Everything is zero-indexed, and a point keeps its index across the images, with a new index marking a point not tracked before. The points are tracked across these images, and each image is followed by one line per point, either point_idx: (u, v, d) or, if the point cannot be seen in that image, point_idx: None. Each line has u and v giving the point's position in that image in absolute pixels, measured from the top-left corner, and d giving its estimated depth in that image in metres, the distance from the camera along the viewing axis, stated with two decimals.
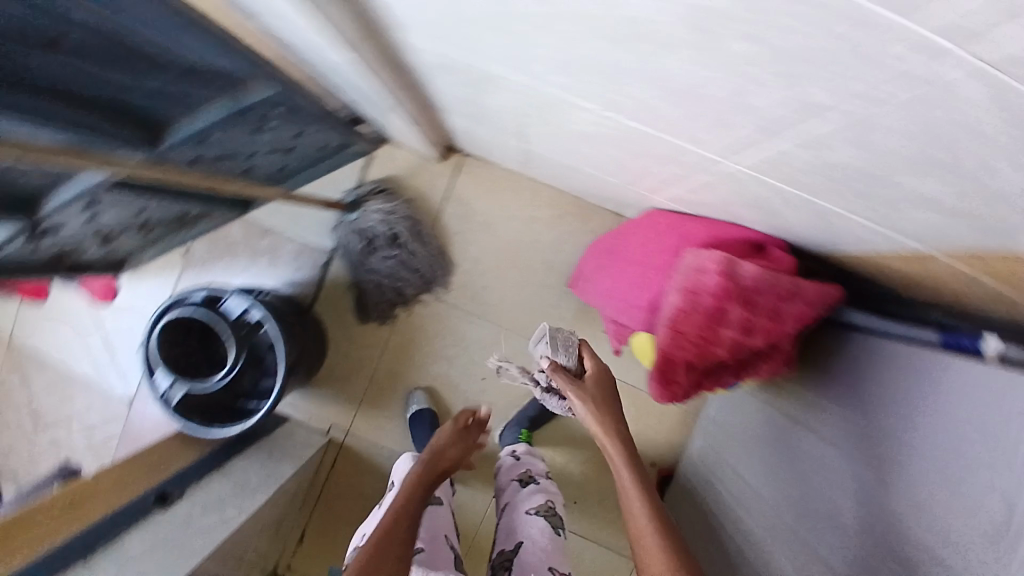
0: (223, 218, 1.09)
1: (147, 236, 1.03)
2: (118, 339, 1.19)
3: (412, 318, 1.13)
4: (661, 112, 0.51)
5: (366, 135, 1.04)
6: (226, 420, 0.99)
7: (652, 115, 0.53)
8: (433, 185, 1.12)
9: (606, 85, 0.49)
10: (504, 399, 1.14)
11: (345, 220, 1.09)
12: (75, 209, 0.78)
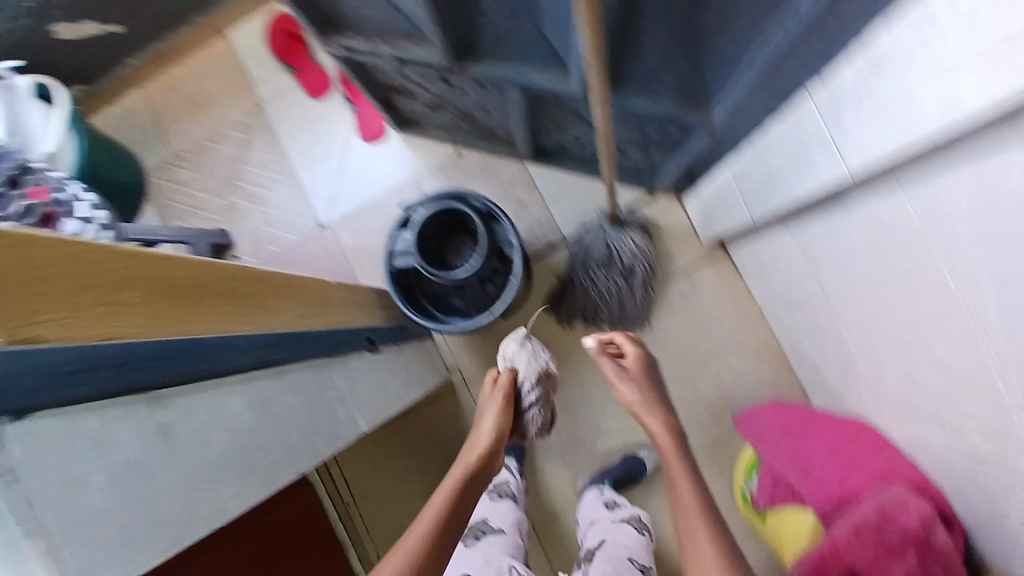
0: (506, 149, 1.18)
1: (456, 124, 1.12)
2: (351, 171, 1.28)
3: (583, 336, 1.20)
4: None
5: (674, 186, 1.12)
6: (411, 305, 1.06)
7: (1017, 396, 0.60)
8: (681, 258, 1.19)
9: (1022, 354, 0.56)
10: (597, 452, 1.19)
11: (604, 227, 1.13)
12: (471, 82, 0.88)
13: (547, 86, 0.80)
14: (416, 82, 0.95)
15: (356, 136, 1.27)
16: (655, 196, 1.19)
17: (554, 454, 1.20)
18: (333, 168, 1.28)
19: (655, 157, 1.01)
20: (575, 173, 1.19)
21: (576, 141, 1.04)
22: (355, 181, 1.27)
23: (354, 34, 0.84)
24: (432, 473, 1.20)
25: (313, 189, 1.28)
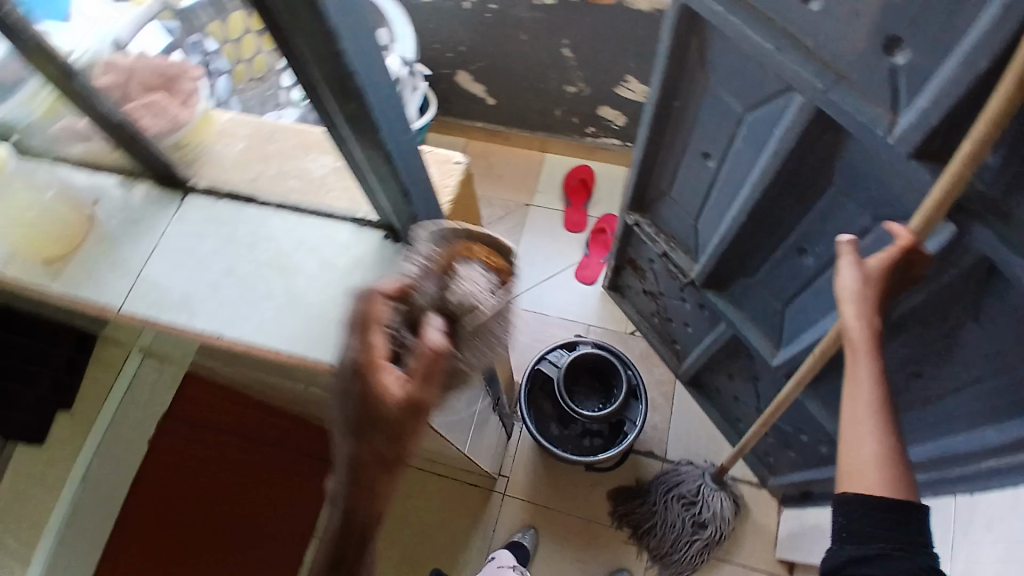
0: (671, 361, 1.34)
1: (655, 315, 1.31)
2: (549, 285, 1.48)
3: (620, 540, 1.23)
4: None
5: (785, 491, 1.19)
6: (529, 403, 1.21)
7: None
8: (747, 553, 1.21)
9: None
10: None
11: (706, 472, 1.20)
12: (699, 301, 1.07)
13: (754, 345, 0.96)
14: (657, 273, 1.18)
15: (573, 268, 1.49)
16: (760, 487, 1.26)
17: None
18: (540, 274, 1.49)
19: (792, 453, 1.10)
20: (711, 414, 1.30)
21: (733, 396, 1.19)
22: (548, 293, 1.47)
23: (649, 220, 1.10)
24: (419, 539, 1.25)
25: (515, 276, 1.50)
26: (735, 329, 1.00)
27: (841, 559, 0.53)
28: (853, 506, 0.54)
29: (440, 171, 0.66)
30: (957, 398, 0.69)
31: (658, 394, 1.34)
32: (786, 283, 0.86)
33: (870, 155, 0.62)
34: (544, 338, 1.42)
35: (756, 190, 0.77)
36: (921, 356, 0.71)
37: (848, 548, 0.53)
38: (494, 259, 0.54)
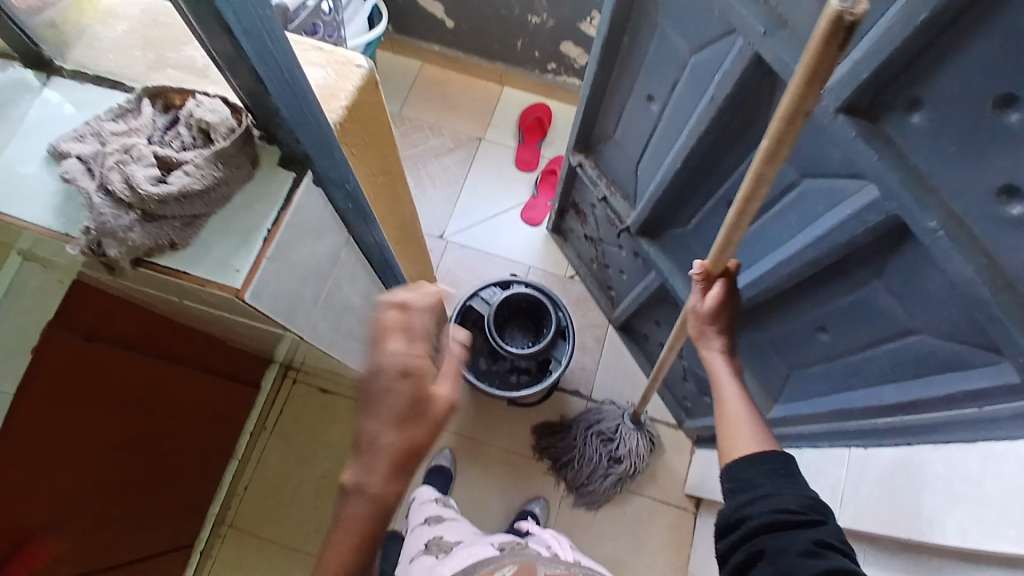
0: (605, 307, 1.36)
1: (592, 259, 1.32)
2: (492, 223, 1.45)
3: (540, 471, 1.28)
4: None
5: (698, 433, 1.26)
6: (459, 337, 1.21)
7: None
8: (658, 488, 1.29)
9: None
10: None
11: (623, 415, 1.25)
12: (632, 247, 1.07)
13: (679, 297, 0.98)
14: (597, 218, 1.17)
15: (518, 208, 1.47)
16: (677, 429, 1.33)
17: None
18: (484, 211, 1.46)
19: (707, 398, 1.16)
20: (638, 360, 1.34)
21: (659, 343, 1.23)
22: (489, 231, 1.44)
23: (592, 162, 1.07)
24: (340, 463, 1.26)
25: (458, 210, 1.46)
26: (662, 278, 1.01)
27: (734, 510, 0.55)
28: (731, 464, 0.59)
29: (334, 71, 0.51)
30: (855, 356, 0.73)
31: (589, 337, 1.37)
32: (713, 236, 0.87)
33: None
34: (481, 276, 1.40)
35: (693, 138, 0.76)
36: (825, 313, 0.75)
37: (734, 499, 0.56)
38: (166, 102, 0.46)
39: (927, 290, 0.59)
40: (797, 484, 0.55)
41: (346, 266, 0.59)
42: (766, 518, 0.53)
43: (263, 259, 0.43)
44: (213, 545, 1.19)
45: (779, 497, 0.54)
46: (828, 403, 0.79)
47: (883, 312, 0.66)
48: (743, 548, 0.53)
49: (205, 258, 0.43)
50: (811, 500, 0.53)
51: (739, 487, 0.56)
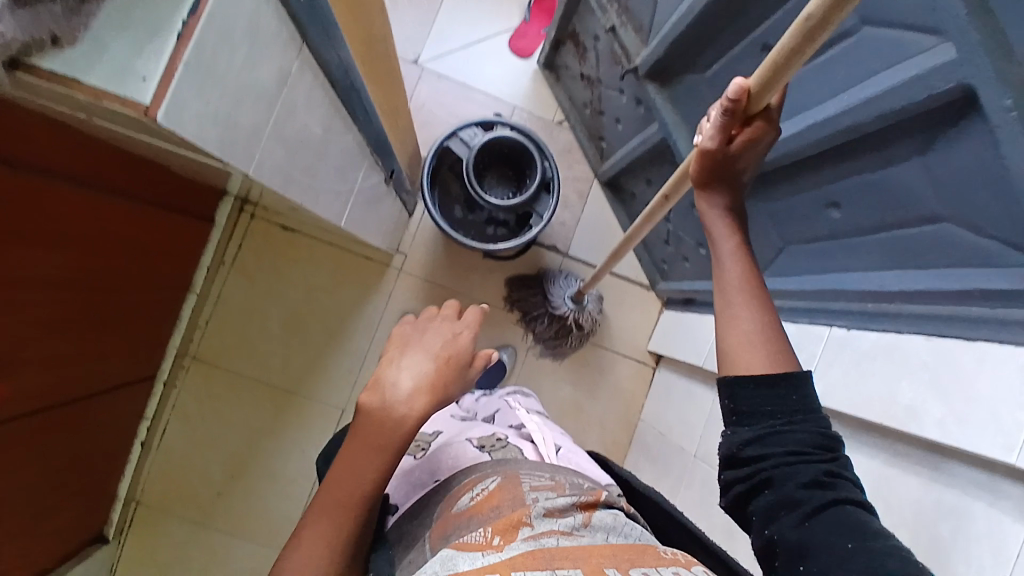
0: (593, 160, 1.26)
1: (585, 105, 1.18)
2: (473, 51, 1.26)
3: (511, 323, 1.28)
4: None
5: (670, 296, 1.26)
6: (434, 181, 1.11)
7: None
8: (623, 344, 1.32)
9: None
10: None
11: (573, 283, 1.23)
12: (634, 92, 0.95)
13: (682, 155, 0.88)
14: (599, 55, 1.02)
15: (506, 34, 1.27)
16: (648, 290, 1.32)
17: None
18: (464, 35, 1.26)
19: (686, 264, 1.14)
20: (620, 219, 1.28)
21: (645, 203, 1.16)
22: (471, 60, 1.26)
23: None
24: (306, 305, 1.22)
25: (436, 31, 1.25)
26: (662, 133, 0.91)
27: (738, 444, 0.47)
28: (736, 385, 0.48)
29: None
30: (865, 235, 0.68)
31: (572, 191, 1.29)
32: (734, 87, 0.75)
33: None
34: (459, 112, 1.25)
35: None
36: (841, 188, 0.69)
37: (743, 431, 0.47)
38: None
39: (973, 173, 0.53)
40: (815, 415, 0.46)
41: (299, 88, 0.47)
42: (780, 458, 0.46)
43: (178, 63, 0.31)
44: (177, 377, 1.20)
45: (797, 433, 0.46)
46: (818, 282, 0.76)
47: (910, 193, 0.60)
48: (750, 484, 0.47)
49: (101, 59, 0.30)
50: (827, 432, 0.46)
51: (748, 416, 0.48)
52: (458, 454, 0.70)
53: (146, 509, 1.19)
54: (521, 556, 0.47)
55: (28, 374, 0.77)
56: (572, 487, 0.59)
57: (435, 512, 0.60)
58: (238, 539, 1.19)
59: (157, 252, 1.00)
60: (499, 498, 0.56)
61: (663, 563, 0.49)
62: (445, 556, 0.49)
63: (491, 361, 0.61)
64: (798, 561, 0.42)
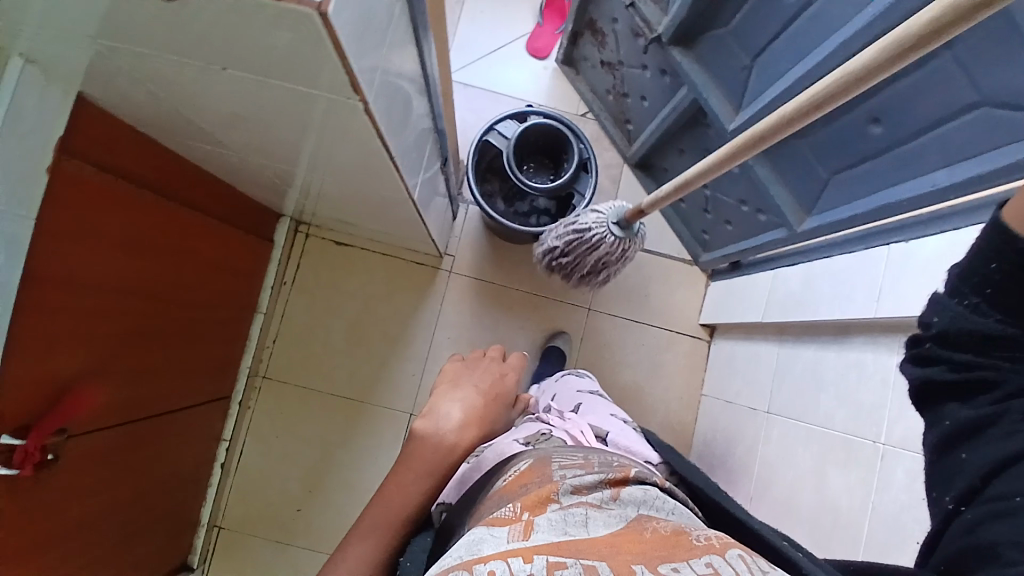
0: (621, 145, 1.31)
1: (609, 92, 1.24)
2: (496, 59, 1.34)
3: (561, 313, 1.30)
4: (865, 528, 0.73)
5: (715, 266, 1.28)
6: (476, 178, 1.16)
7: (854, 518, 0.75)
8: (673, 320, 1.32)
9: (886, 489, 0.72)
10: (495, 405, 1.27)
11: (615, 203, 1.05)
12: (660, 62, 1.01)
13: (713, 108, 0.93)
14: (619, 37, 1.09)
15: (523, 40, 1.35)
16: (692, 265, 1.34)
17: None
18: (486, 46, 1.34)
19: (728, 228, 1.16)
20: (655, 199, 1.32)
21: (679, 175, 1.20)
22: (494, 67, 1.34)
23: None
24: (365, 315, 1.27)
25: (459, 45, 1.34)
26: (693, 93, 0.96)
27: (979, 327, 0.43)
28: (1018, 249, 0.41)
29: None
30: (909, 142, 0.71)
31: (604, 178, 1.33)
32: (760, 30, 0.80)
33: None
34: (490, 116, 1.32)
35: None
36: (884, 100, 0.71)
37: (986, 321, 0.43)
38: None
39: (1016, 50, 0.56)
40: None
41: (393, 41, 0.52)
42: (1016, 373, 0.42)
43: None
44: (250, 397, 1.23)
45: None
46: (872, 203, 0.78)
47: (954, 88, 0.63)
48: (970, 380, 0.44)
49: None
50: None
51: (996, 299, 0.43)
52: (502, 445, 0.66)
53: (228, 533, 1.20)
54: (545, 543, 0.45)
55: (115, 382, 0.81)
56: (602, 465, 0.58)
57: (471, 500, 0.60)
58: (320, 554, 1.19)
59: (227, 273, 1.06)
60: (529, 476, 0.56)
61: (694, 554, 0.45)
62: (473, 538, 0.48)
63: (528, 403, 0.84)
64: (968, 494, 0.43)
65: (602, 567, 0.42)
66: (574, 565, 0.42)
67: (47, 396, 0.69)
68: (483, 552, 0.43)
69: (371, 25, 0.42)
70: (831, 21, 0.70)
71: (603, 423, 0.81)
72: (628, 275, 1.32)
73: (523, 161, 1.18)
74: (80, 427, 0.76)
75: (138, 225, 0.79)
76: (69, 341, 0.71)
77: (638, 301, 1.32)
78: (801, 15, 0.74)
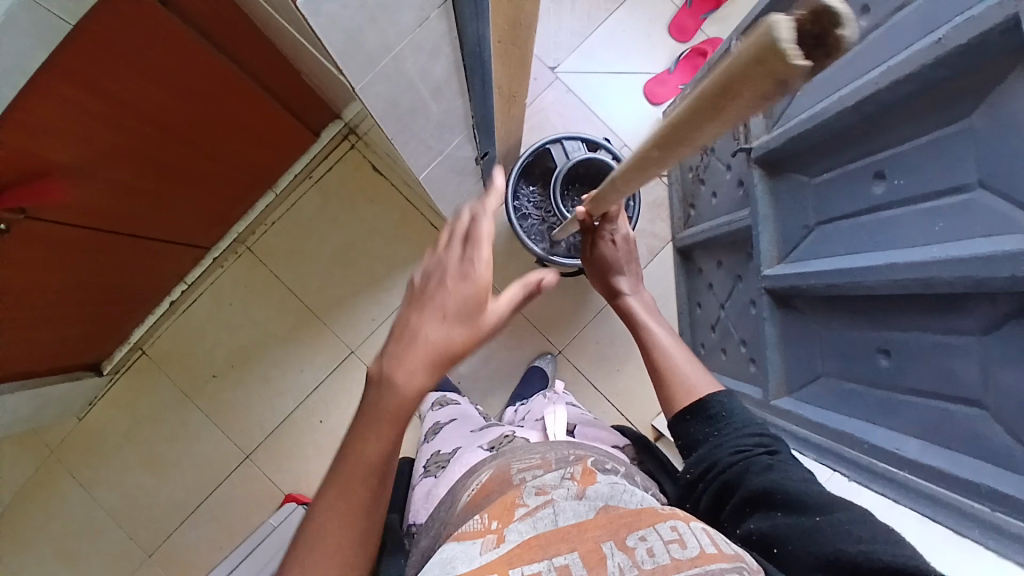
0: (676, 224, 1.26)
1: (691, 168, 1.19)
2: (610, 81, 1.29)
3: (532, 341, 1.28)
4: None
5: None
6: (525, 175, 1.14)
7: None
8: (629, 406, 1.27)
9: None
10: None
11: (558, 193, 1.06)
12: (741, 171, 0.96)
13: (758, 246, 0.88)
14: None
15: (646, 77, 1.30)
16: None
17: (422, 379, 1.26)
18: (608, 64, 1.29)
19: (721, 357, 1.10)
20: (679, 290, 1.26)
21: (708, 283, 1.15)
22: (605, 88, 1.29)
23: None
24: (364, 243, 1.28)
25: (585, 48, 1.29)
26: (751, 218, 0.90)
27: (691, 469, 0.68)
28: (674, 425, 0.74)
29: None
30: (907, 396, 0.64)
31: (643, 244, 1.29)
32: (838, 202, 0.74)
33: None
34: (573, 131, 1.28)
35: (887, 78, 0.61)
36: (896, 335, 0.65)
37: (694, 460, 0.68)
38: None
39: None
40: (744, 431, 0.67)
41: (427, 34, 0.50)
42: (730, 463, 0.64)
43: None
44: (226, 258, 1.27)
45: (735, 442, 0.66)
46: (841, 427, 0.72)
47: (958, 370, 0.57)
48: (714, 494, 0.64)
49: None
50: (761, 440, 0.65)
51: (691, 452, 0.70)
52: (466, 461, 0.73)
53: (147, 361, 1.26)
54: (518, 546, 0.48)
55: (103, 190, 0.85)
56: (559, 463, 0.63)
57: (441, 514, 0.63)
58: (210, 424, 1.25)
59: (262, 145, 1.09)
60: (489, 488, 0.60)
61: (661, 519, 0.50)
62: (445, 555, 0.50)
63: None
64: (772, 545, 0.54)
65: (574, 563, 0.46)
66: (549, 568, 0.45)
67: (27, 173, 0.71)
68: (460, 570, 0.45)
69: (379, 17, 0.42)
70: (896, 234, 0.64)
71: (573, 420, 0.87)
72: (613, 344, 1.28)
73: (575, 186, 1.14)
74: (48, 214, 0.79)
75: (197, 72, 0.81)
76: (75, 137, 0.73)
77: (607, 371, 1.28)
78: (876, 212, 0.67)
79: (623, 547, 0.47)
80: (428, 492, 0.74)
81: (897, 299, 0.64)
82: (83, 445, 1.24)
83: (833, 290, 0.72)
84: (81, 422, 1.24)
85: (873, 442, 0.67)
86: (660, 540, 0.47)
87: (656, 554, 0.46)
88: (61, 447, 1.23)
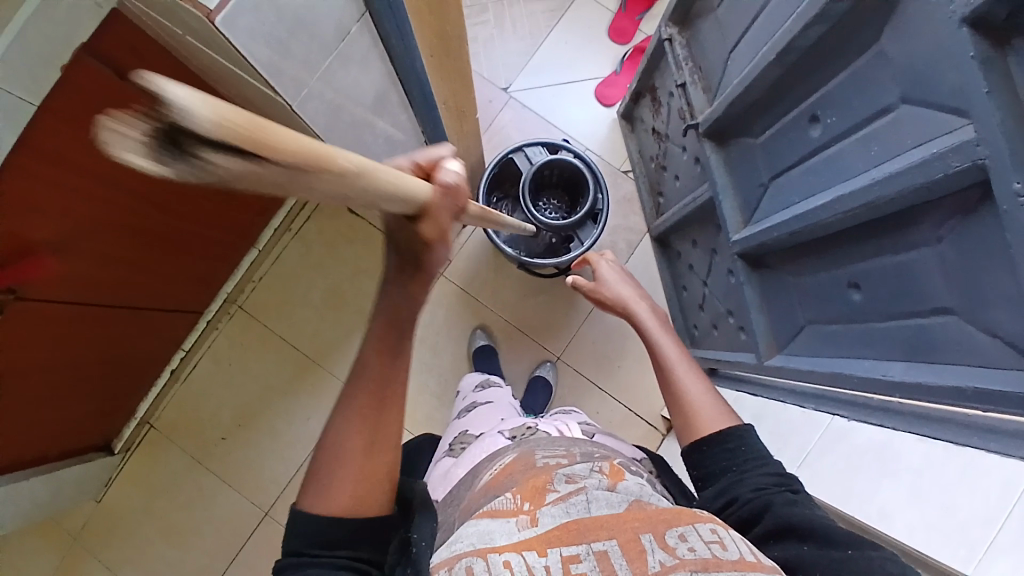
0: (649, 215, 1.29)
1: (651, 159, 1.22)
2: (561, 91, 1.34)
3: (529, 351, 1.29)
4: None
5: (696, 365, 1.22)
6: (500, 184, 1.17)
7: None
8: (635, 401, 1.26)
9: None
10: (430, 415, 1.26)
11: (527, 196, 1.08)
12: (694, 148, 0.99)
13: (723, 214, 0.90)
14: (670, 112, 1.06)
15: (595, 82, 1.35)
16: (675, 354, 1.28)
17: (428, 409, 1.27)
18: (555, 75, 1.35)
19: (714, 334, 1.11)
20: (664, 278, 1.28)
21: (688, 265, 1.17)
22: (556, 98, 1.34)
23: (685, 40, 0.96)
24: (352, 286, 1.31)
25: (532, 66, 1.35)
26: (711, 189, 0.92)
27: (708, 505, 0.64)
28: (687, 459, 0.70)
29: None
30: (882, 324, 0.65)
31: (621, 239, 1.31)
32: (784, 155, 0.76)
33: (924, 4, 0.51)
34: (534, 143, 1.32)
35: (799, 26, 0.65)
36: (861, 267, 0.66)
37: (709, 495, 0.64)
38: None
39: (994, 286, 0.50)
40: (762, 467, 0.64)
41: (353, 49, 0.54)
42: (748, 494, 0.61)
43: None
44: (220, 320, 1.30)
45: (753, 477, 0.63)
46: (830, 369, 0.73)
47: (924, 283, 0.58)
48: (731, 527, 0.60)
49: None
50: (781, 476, 0.63)
51: (706, 485, 0.67)
52: (485, 446, 0.74)
53: (156, 434, 1.27)
54: (556, 529, 0.48)
55: (88, 267, 0.88)
56: (584, 456, 0.63)
57: (460, 494, 0.64)
58: (228, 486, 1.25)
59: (239, 204, 1.13)
60: (513, 469, 0.61)
61: (698, 520, 0.51)
62: (483, 528, 0.50)
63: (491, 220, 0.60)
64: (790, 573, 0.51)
65: (613, 549, 0.46)
66: (587, 552, 0.45)
67: (13, 253, 0.75)
68: (498, 543, 0.46)
69: (300, 32, 0.46)
70: (837, 170, 0.66)
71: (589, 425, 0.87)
72: (608, 341, 1.29)
73: (550, 186, 1.17)
74: (36, 293, 0.81)
75: None
76: (54, 213, 0.77)
77: (608, 369, 1.28)
78: (816, 153, 0.70)
79: (663, 542, 0.47)
80: (446, 470, 0.74)
81: (855, 231, 0.65)
82: (102, 526, 1.23)
83: (797, 238, 0.74)
84: (100, 504, 1.24)
85: (855, 376, 0.67)
86: (701, 539, 0.48)
87: (697, 548, 0.46)
88: (82, 533, 1.23)
